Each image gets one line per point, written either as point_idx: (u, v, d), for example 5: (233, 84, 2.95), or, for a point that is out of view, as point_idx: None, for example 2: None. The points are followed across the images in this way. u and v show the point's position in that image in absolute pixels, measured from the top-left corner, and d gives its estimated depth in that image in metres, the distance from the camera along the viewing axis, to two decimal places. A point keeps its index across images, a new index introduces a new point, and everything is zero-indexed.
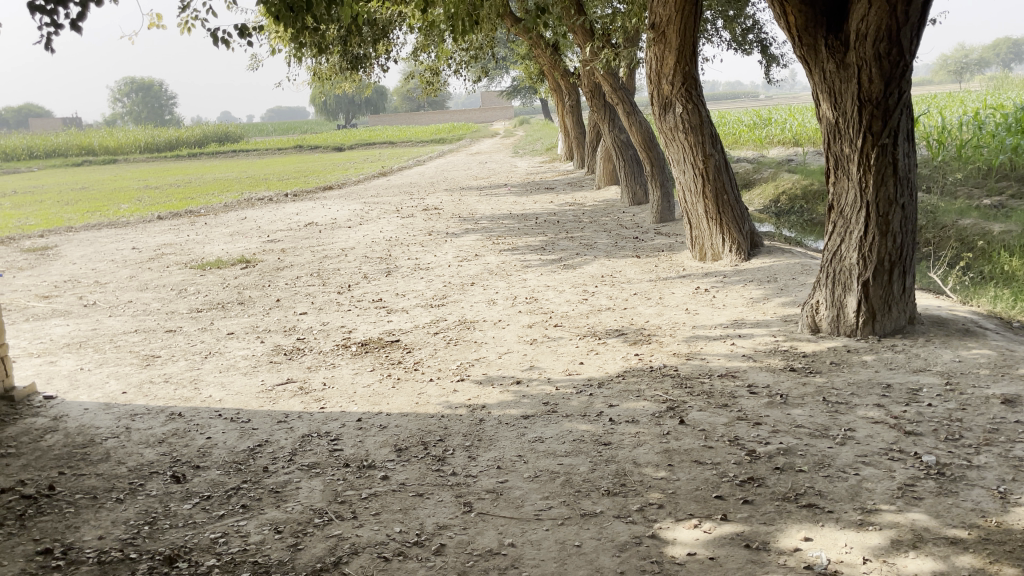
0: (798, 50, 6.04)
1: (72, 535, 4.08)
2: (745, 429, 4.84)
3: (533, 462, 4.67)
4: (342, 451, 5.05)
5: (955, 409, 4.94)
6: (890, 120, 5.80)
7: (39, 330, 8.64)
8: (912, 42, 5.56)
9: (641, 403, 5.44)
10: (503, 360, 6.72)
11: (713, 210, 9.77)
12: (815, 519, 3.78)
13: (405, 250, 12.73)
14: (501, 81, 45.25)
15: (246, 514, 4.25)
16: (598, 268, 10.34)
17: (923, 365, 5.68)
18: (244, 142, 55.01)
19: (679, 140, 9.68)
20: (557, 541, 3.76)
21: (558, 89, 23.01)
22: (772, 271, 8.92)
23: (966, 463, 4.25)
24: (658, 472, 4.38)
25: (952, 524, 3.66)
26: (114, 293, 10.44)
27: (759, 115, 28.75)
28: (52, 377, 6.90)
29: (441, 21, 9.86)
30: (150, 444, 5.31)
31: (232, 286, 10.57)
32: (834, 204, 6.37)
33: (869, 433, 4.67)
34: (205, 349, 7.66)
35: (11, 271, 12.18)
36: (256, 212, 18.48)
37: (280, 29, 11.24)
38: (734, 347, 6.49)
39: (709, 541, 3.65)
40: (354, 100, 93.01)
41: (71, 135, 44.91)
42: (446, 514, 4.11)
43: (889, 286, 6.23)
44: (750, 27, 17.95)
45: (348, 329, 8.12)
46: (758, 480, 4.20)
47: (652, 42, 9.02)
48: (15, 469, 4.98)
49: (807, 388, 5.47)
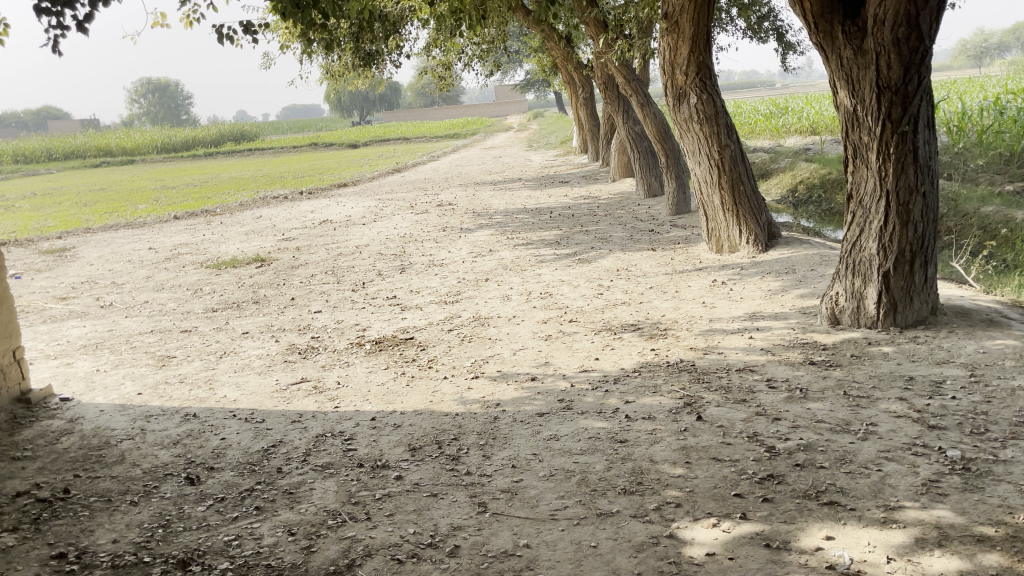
0: (815, 36, 5.94)
1: (86, 538, 4.08)
2: (765, 425, 4.75)
3: (549, 461, 4.61)
4: (356, 451, 5.02)
5: (980, 402, 4.81)
6: (910, 107, 5.65)
7: (56, 331, 8.72)
8: (933, 26, 5.41)
9: (659, 399, 5.36)
10: (517, 357, 6.66)
11: (729, 201, 9.63)
12: (837, 517, 3.68)
13: (419, 246, 12.69)
14: (515, 74, 45.32)
15: (259, 516, 4.23)
16: (613, 262, 10.24)
17: (946, 357, 5.55)
18: (258, 141, 55.14)
19: (693, 131, 9.56)
20: (573, 542, 3.69)
21: (573, 82, 22.78)
22: (790, 263, 8.78)
23: (992, 458, 4.13)
24: (675, 469, 4.31)
25: (980, 521, 3.55)
26: (131, 293, 10.52)
27: (775, 104, 28.45)
28: (69, 379, 6.94)
29: (451, 15, 9.79)
30: (165, 446, 5.32)
31: (247, 285, 10.59)
32: (852, 194, 6.24)
33: (892, 428, 4.56)
34: (219, 349, 7.67)
35: (30, 273, 12.34)
36: (272, 211, 18.51)
37: (292, 27, 11.27)
38: (752, 341, 6.37)
39: (728, 541, 3.57)
40: (367, 96, 93.32)
41: (89, 137, 45.55)
42: (461, 515, 4.06)
43: (910, 276, 6.09)
44: (765, 14, 17.74)
45: (363, 327, 8.11)
46: (778, 477, 4.11)
47: (665, 32, 8.89)
48: (31, 472, 5.00)
49: (828, 381, 5.36)
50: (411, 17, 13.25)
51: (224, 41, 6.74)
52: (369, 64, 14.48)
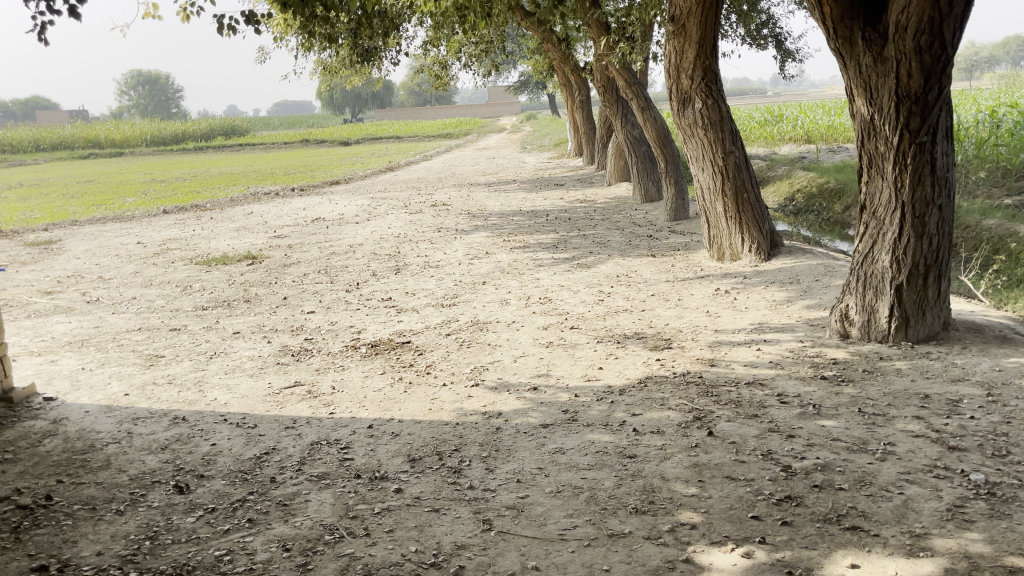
0: (833, 42, 5.74)
1: (69, 550, 3.85)
2: (779, 442, 4.59)
3: (556, 475, 4.43)
4: (353, 460, 4.83)
5: (1000, 422, 4.68)
6: (929, 117, 5.54)
7: (41, 326, 8.46)
8: (955, 34, 5.28)
9: (667, 413, 5.19)
10: (518, 365, 6.48)
11: (732, 209, 9.47)
12: (861, 544, 3.52)
13: (413, 246, 12.48)
14: (507, 74, 45.35)
15: (252, 530, 4.02)
16: (612, 268, 10.08)
17: (961, 374, 5.42)
18: (249, 135, 54.46)
19: (698, 136, 9.41)
20: (584, 564, 3.51)
21: (569, 84, 22.69)
22: (795, 272, 8.66)
23: (1016, 483, 3.99)
24: (688, 488, 4.14)
25: (1011, 551, 3.40)
26: (118, 289, 10.23)
27: (769, 110, 28.43)
28: (53, 377, 6.68)
29: (455, 12, 9.61)
30: (152, 451, 5.09)
31: (239, 283, 10.35)
32: (867, 205, 6.11)
33: (911, 448, 4.41)
34: (209, 349, 7.43)
35: (14, 265, 12.03)
36: (263, 207, 18.20)
37: (289, 20, 11.10)
38: (759, 354, 6.22)
39: (748, 567, 3.40)
40: (360, 93, 93.13)
41: (77, 128, 44.85)
42: (465, 533, 3.88)
43: (923, 291, 5.97)
44: (765, 21, 17.66)
45: (358, 329, 7.90)
46: (796, 499, 3.95)
47: (672, 35, 8.75)
48: (12, 476, 4.77)
49: (841, 398, 5.21)
50: (411, 14, 13.08)
51: (224, 31, 6.62)
52: (367, 62, 14.31)
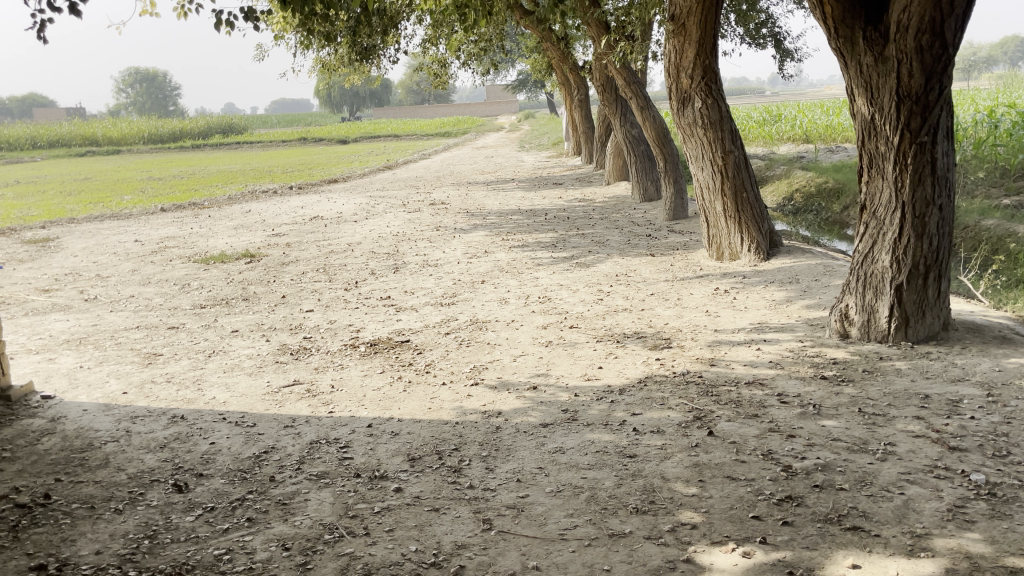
0: (834, 42, 5.75)
1: (68, 549, 3.84)
2: (779, 442, 4.59)
3: (556, 475, 4.42)
4: (353, 459, 4.81)
5: (1000, 423, 4.68)
6: (930, 117, 5.54)
7: (39, 324, 8.42)
8: (956, 34, 5.28)
9: (667, 413, 5.18)
10: (517, 364, 6.47)
11: (732, 208, 9.47)
12: (862, 544, 3.52)
13: (412, 245, 12.46)
14: (505, 72, 45.31)
15: (252, 529, 4.01)
16: (611, 267, 10.08)
17: (960, 374, 5.42)
18: (247, 133, 54.40)
19: (697, 136, 9.40)
20: (585, 564, 3.51)
21: (568, 83, 22.66)
22: (794, 272, 8.66)
23: (1017, 483, 3.99)
24: (688, 488, 4.13)
25: (1011, 552, 3.39)
26: (115, 287, 10.20)
27: (767, 110, 28.44)
28: (51, 375, 6.65)
29: (455, 10, 9.58)
30: (151, 449, 5.08)
31: (237, 281, 10.32)
32: (867, 204, 6.11)
33: (911, 449, 4.41)
34: (207, 347, 7.41)
35: (11, 263, 11.99)
36: (261, 205, 18.17)
37: (287, 18, 11.08)
38: (759, 354, 6.21)
39: (750, 567, 3.40)
40: (358, 91, 93.02)
41: (75, 126, 44.72)
42: (465, 532, 3.87)
43: (923, 291, 5.97)
44: (764, 21, 17.66)
45: (356, 328, 7.89)
46: (797, 499, 3.94)
47: (672, 34, 8.74)
48: (10, 475, 4.76)
49: (841, 398, 5.21)
50: (410, 13, 13.05)
51: (222, 27, 6.56)
52: (366, 60, 14.28)
